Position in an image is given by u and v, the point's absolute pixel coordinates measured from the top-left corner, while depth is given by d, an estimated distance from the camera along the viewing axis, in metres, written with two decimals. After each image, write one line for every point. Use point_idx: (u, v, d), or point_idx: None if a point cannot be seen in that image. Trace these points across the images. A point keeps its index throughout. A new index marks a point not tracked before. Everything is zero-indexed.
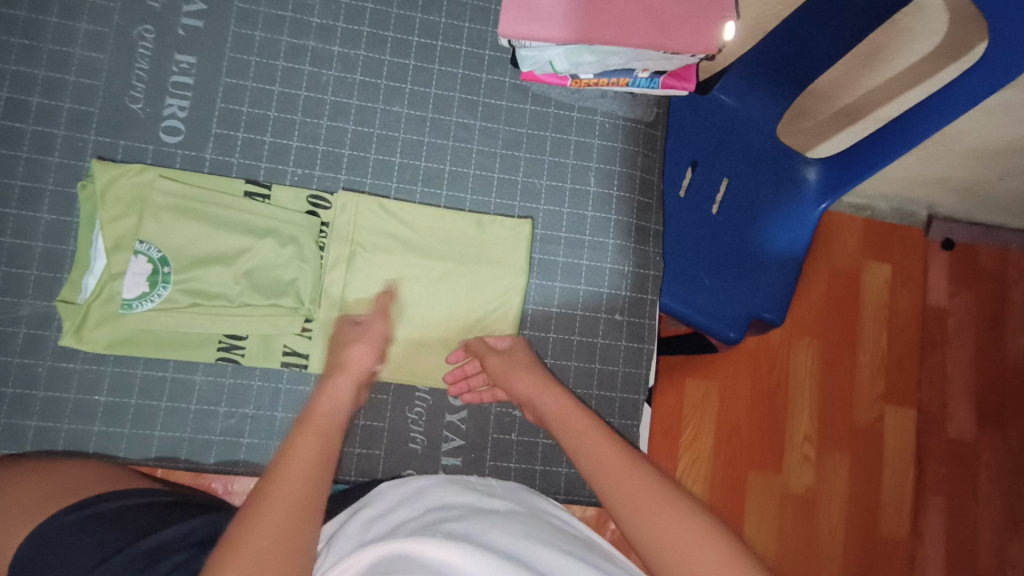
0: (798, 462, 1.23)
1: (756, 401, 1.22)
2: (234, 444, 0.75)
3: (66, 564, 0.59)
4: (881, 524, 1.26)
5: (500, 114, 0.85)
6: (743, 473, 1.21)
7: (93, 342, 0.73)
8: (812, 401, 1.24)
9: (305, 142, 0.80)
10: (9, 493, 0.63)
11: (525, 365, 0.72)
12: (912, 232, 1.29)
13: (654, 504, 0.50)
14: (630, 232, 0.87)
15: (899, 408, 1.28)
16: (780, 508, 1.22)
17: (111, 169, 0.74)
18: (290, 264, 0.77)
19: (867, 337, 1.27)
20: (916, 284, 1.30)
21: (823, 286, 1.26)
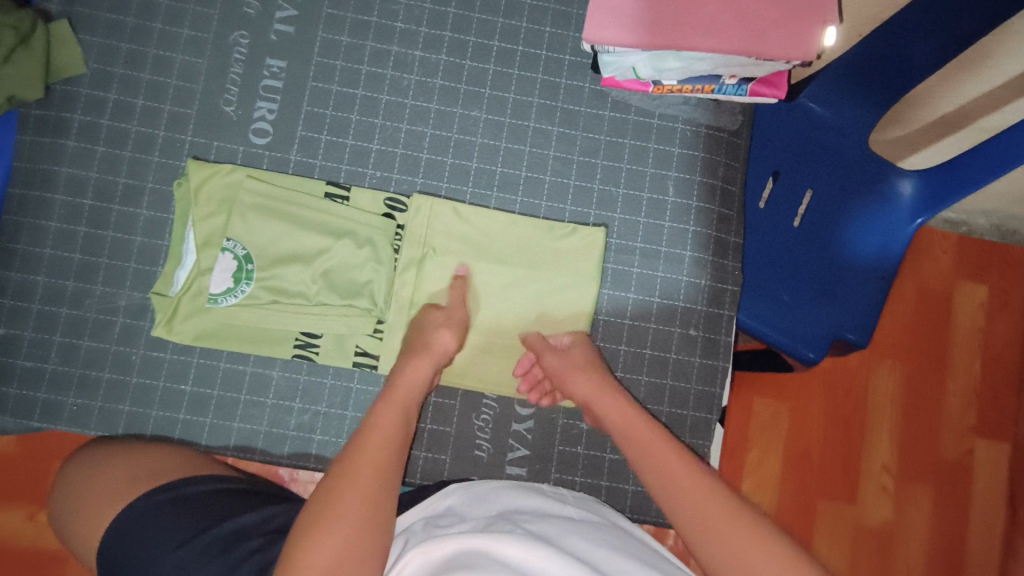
0: (876, 493, 1.12)
1: (830, 424, 1.13)
2: (306, 439, 0.77)
3: (147, 541, 0.61)
4: (968, 568, 1.13)
5: (578, 120, 0.84)
6: (814, 501, 1.11)
7: (181, 334, 0.76)
8: (893, 428, 1.13)
9: (385, 145, 0.82)
10: (106, 474, 0.69)
11: (585, 365, 0.72)
12: (1012, 252, 1.18)
13: (717, 514, 0.52)
14: (707, 245, 0.84)
15: (993, 441, 1.15)
16: (853, 541, 1.11)
17: (204, 169, 0.77)
18: (366, 265, 0.79)
19: (958, 363, 1.16)
20: (1015, 309, 1.18)
21: (910, 306, 1.16)
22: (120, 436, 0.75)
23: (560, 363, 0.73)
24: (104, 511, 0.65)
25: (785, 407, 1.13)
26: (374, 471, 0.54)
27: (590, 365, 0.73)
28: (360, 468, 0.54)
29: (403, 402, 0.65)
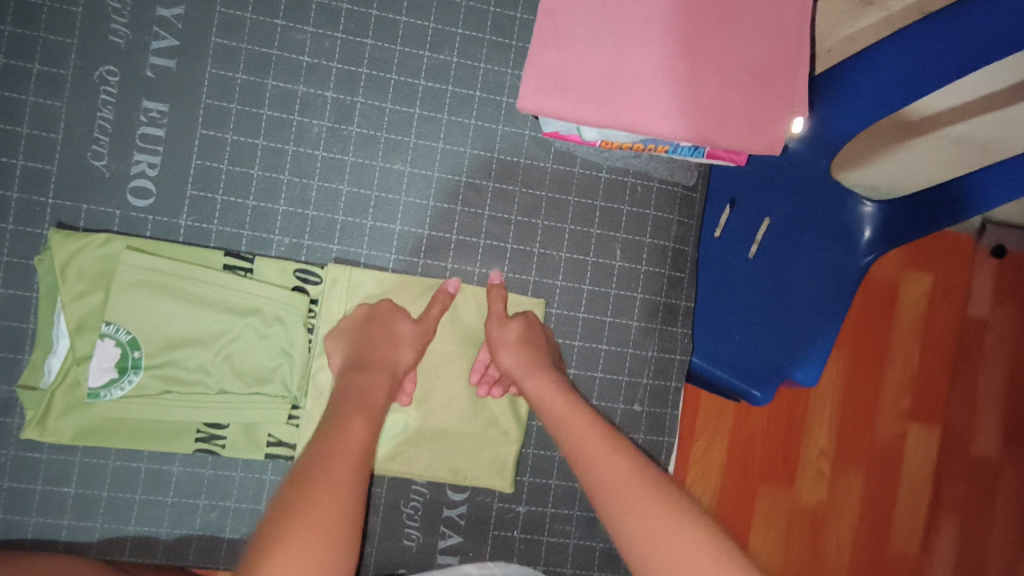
0: (810, 479, 1.04)
1: (770, 413, 1.03)
2: (215, 540, 0.70)
3: None
4: (892, 545, 1.07)
5: (517, 173, 0.74)
6: (750, 488, 1.03)
7: (58, 434, 0.66)
8: (830, 414, 1.05)
9: (293, 206, 0.71)
10: None
11: (534, 355, 0.67)
12: (959, 238, 1.05)
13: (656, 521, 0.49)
14: (655, 312, 0.77)
15: (925, 425, 1.07)
16: (787, 525, 1.04)
17: (69, 241, 0.65)
18: (274, 348, 0.70)
19: (900, 347, 1.06)
20: (960, 296, 1.06)
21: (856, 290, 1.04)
22: None
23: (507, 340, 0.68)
24: None
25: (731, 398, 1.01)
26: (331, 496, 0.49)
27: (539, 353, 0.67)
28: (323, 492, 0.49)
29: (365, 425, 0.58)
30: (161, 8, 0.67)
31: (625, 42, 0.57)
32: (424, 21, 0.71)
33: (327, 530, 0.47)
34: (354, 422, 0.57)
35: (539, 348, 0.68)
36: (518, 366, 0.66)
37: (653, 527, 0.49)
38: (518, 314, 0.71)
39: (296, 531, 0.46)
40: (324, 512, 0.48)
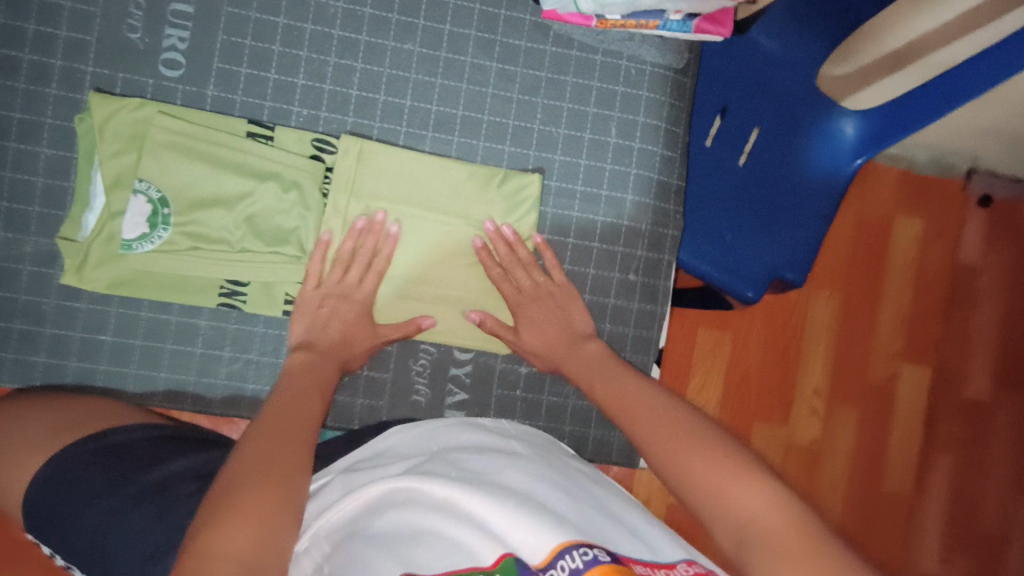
0: (806, 415, 1.19)
1: (769, 351, 1.18)
2: (239, 388, 0.76)
3: (81, 490, 0.63)
4: (884, 478, 1.23)
5: (518, 56, 0.79)
6: (750, 423, 1.17)
7: (95, 282, 0.72)
8: (825, 354, 1.20)
9: (311, 80, 0.76)
10: (32, 418, 0.68)
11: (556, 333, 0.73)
12: (949, 186, 1.21)
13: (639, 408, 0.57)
14: (649, 188, 0.83)
15: (915, 365, 1.23)
16: (785, 456, 1.19)
17: (107, 103, 0.71)
18: (293, 211, 0.76)
19: (892, 290, 1.21)
20: (951, 241, 1.22)
21: (850, 236, 1.20)
22: (39, 386, 0.73)
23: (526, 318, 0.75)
24: (24, 465, 0.65)
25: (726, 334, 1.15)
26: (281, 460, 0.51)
27: (566, 327, 0.74)
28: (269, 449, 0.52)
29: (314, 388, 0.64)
30: None
31: None
32: None
33: (271, 468, 0.50)
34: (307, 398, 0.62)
35: (565, 317, 0.74)
36: (552, 350, 0.73)
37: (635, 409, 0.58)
38: (542, 282, 0.76)
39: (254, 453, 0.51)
40: (268, 454, 0.52)
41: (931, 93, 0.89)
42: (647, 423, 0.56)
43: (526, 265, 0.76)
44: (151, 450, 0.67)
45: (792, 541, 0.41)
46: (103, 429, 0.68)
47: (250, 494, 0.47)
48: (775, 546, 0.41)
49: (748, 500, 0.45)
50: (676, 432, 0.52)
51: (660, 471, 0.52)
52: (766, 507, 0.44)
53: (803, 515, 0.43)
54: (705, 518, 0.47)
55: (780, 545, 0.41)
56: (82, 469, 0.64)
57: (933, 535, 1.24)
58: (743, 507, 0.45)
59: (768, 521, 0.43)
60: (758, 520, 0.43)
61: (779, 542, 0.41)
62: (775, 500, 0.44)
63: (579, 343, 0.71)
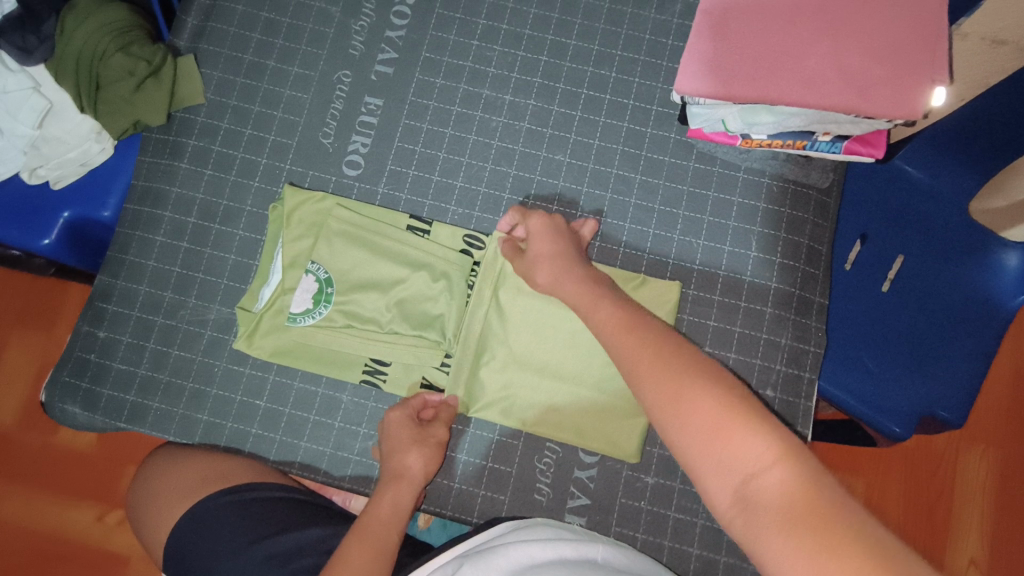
0: None
1: (912, 509, 1.09)
2: (368, 465, 0.78)
3: (219, 539, 0.68)
4: None
5: (661, 169, 0.84)
6: None
7: (260, 348, 0.79)
8: (982, 520, 1.08)
9: (469, 182, 0.84)
10: (189, 463, 0.75)
11: (568, 248, 0.72)
12: None
13: (666, 376, 0.51)
14: (790, 302, 0.81)
15: None
16: None
17: (299, 194, 0.81)
18: (439, 298, 0.80)
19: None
20: None
21: (1005, 386, 1.13)
22: (198, 444, 0.78)
23: (551, 262, 0.71)
24: (173, 508, 0.72)
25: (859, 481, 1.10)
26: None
27: (570, 244, 0.73)
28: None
29: (389, 519, 0.67)
30: (389, 31, 0.87)
31: (774, 28, 0.70)
32: (590, 45, 0.86)
33: None
34: (358, 537, 0.63)
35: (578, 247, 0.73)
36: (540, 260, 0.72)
37: (660, 385, 0.51)
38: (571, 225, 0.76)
39: None
40: None
41: None
42: (631, 354, 0.55)
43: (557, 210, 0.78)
44: (277, 513, 0.71)
45: (802, 503, 0.42)
46: (239, 484, 0.72)
47: None
48: (783, 507, 0.43)
49: (746, 449, 0.46)
50: (661, 368, 0.52)
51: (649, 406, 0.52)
52: (765, 456, 0.45)
53: (797, 457, 0.45)
54: (698, 465, 0.48)
55: (791, 506, 0.43)
56: (222, 519, 0.69)
57: None
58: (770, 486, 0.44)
59: (769, 475, 0.44)
60: (761, 472, 0.45)
61: (789, 504, 0.43)
62: (773, 446, 0.45)
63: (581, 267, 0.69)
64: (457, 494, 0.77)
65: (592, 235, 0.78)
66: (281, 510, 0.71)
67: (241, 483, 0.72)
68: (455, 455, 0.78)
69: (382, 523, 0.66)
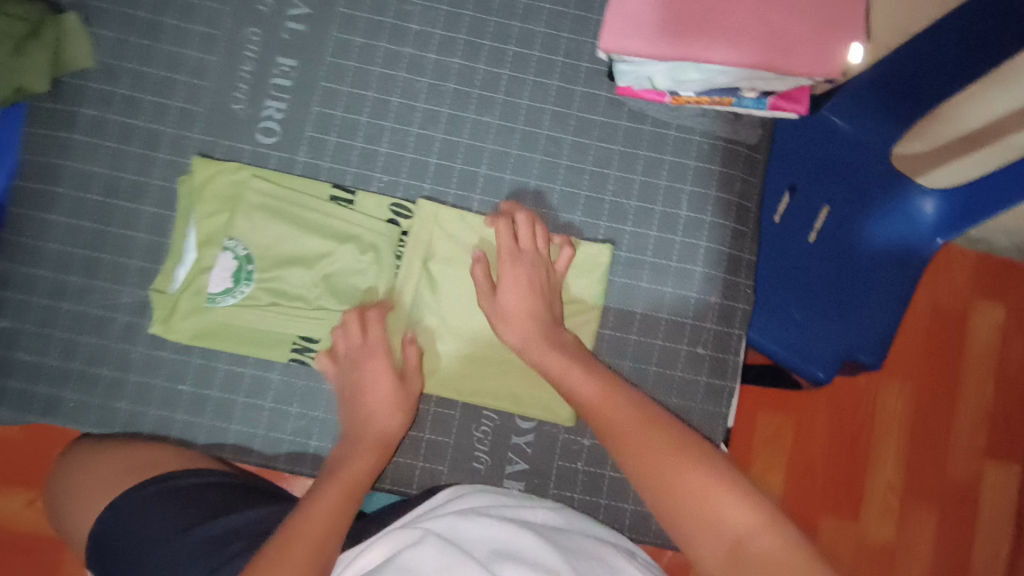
0: (879, 512, 1.15)
1: (837, 441, 1.16)
2: (303, 444, 0.77)
3: (147, 529, 0.65)
4: None
5: (592, 130, 0.82)
6: (816, 516, 1.14)
7: (179, 332, 0.75)
8: (899, 447, 1.17)
9: (394, 148, 0.80)
10: (111, 457, 0.71)
11: (541, 310, 0.72)
12: None
13: (656, 445, 0.54)
14: (719, 261, 0.82)
15: (1000, 465, 1.19)
16: (855, 558, 1.14)
17: (210, 166, 0.76)
18: (368, 271, 0.78)
19: (969, 384, 1.19)
20: None
21: (923, 323, 1.19)
22: (120, 434, 0.75)
23: (524, 326, 0.71)
24: (95, 503, 0.68)
25: (790, 419, 1.15)
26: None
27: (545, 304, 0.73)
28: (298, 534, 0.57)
29: (354, 476, 0.67)
30: None
31: None
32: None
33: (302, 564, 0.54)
34: (330, 488, 0.64)
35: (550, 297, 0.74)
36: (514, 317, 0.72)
37: (654, 450, 0.53)
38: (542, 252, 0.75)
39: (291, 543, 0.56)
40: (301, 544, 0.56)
41: (1014, 175, 0.88)
42: (614, 420, 0.58)
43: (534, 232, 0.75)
44: (214, 497, 0.68)
45: (789, 563, 0.43)
46: (170, 471, 0.70)
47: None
48: (771, 566, 0.43)
49: (734, 511, 0.47)
50: (651, 441, 0.54)
51: (633, 476, 0.53)
52: (756, 519, 0.46)
53: (782, 523, 0.46)
54: (686, 527, 0.48)
55: (775, 565, 0.43)
56: (149, 508, 0.66)
57: None
58: (756, 546, 0.45)
59: (760, 538, 0.45)
60: (751, 535, 0.45)
61: (778, 564, 0.43)
62: (761, 511, 0.47)
63: (557, 331, 0.71)
64: (395, 467, 0.77)
65: (568, 263, 0.77)
66: (219, 494, 0.69)
67: (169, 471, 0.69)
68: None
69: (355, 482, 0.66)
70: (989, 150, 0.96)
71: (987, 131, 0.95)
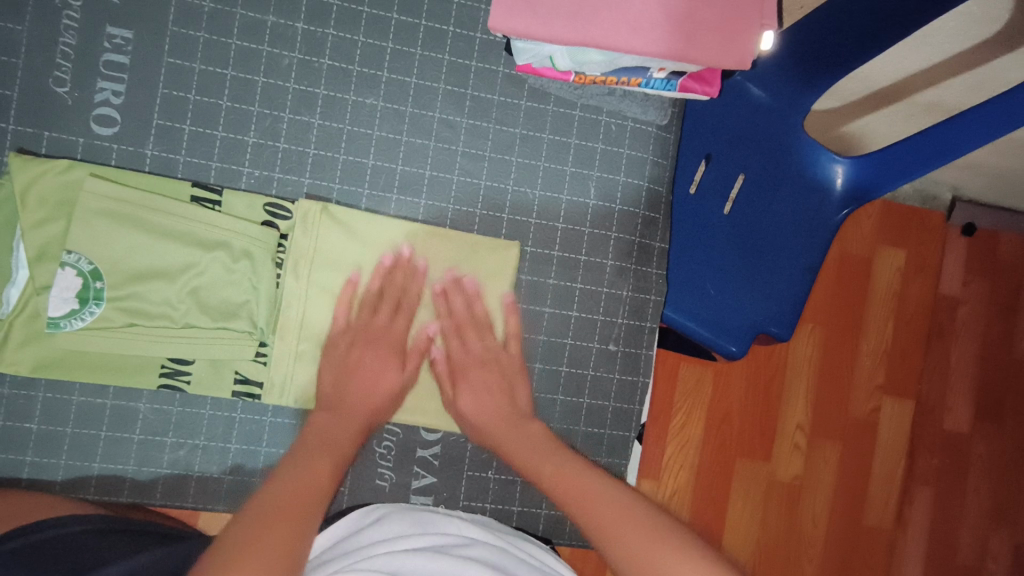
0: (787, 451, 1.20)
1: (751, 389, 1.19)
2: (183, 477, 0.70)
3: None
4: (865, 514, 1.25)
5: (491, 111, 0.74)
6: (731, 461, 1.18)
7: (16, 364, 0.64)
8: (807, 390, 1.21)
9: (263, 138, 0.70)
10: None
11: (506, 404, 0.69)
12: (932, 217, 1.24)
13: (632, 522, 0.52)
14: (630, 252, 0.77)
15: (897, 400, 1.25)
16: (766, 494, 1.20)
17: (32, 165, 0.63)
18: (243, 282, 0.68)
19: (872, 325, 1.23)
20: (934, 274, 1.25)
21: (832, 275, 1.21)
22: None
23: (490, 424, 0.68)
24: None
25: (708, 371, 1.17)
26: (278, 546, 0.45)
27: (509, 399, 0.69)
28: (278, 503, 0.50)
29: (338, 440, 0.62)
30: None
31: None
32: None
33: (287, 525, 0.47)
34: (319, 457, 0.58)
35: (509, 388, 0.70)
36: (485, 420, 0.68)
37: (626, 528, 0.51)
38: (495, 347, 0.72)
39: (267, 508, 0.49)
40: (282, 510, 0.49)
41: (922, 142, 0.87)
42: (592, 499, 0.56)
43: (477, 322, 0.72)
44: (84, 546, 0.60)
45: None
46: (32, 522, 0.60)
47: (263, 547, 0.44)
48: None
49: None
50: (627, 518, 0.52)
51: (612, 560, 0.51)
52: None
53: None
54: None
55: None
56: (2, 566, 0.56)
57: (915, 568, 1.27)
58: None
59: None
60: None
61: None
62: None
63: (524, 422, 0.68)
64: None
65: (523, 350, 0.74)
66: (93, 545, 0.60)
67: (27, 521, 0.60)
68: (285, 453, 0.72)
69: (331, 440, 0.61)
70: (898, 106, 0.96)
71: (899, 89, 0.94)
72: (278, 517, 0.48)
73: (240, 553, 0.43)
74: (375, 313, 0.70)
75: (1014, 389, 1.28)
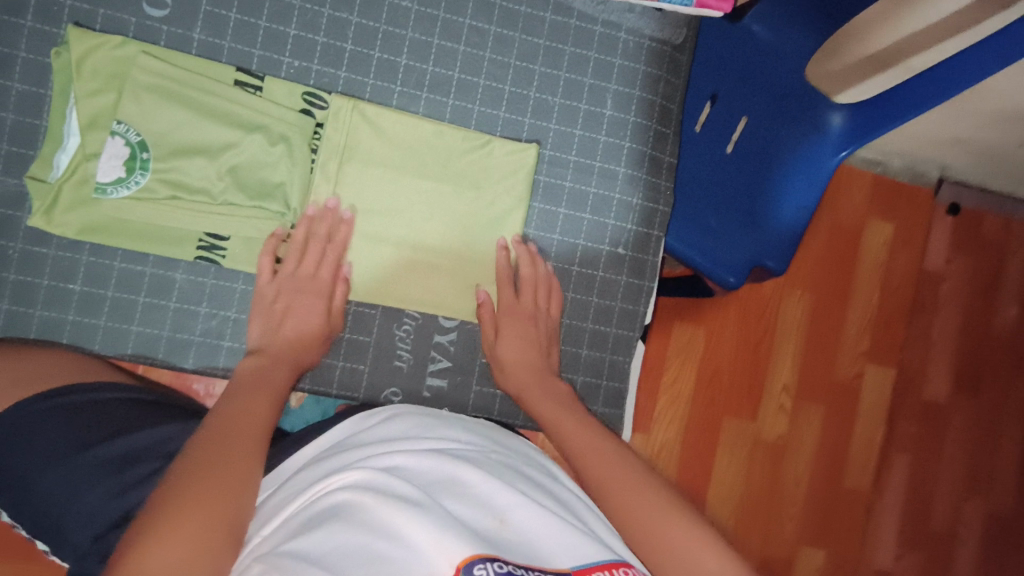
0: (773, 411, 1.25)
1: (741, 348, 1.24)
2: (215, 346, 0.74)
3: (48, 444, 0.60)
4: (846, 476, 1.30)
5: (517, 22, 0.78)
6: (718, 417, 1.22)
7: (63, 226, 0.68)
8: (795, 353, 1.26)
9: (304, 31, 0.74)
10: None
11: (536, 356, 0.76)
12: (921, 192, 1.29)
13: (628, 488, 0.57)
14: (642, 162, 0.82)
15: (880, 366, 1.30)
16: (751, 452, 1.25)
17: (87, 37, 0.67)
18: (279, 164, 0.72)
19: (859, 294, 1.29)
20: (919, 247, 1.30)
21: (823, 242, 1.26)
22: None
23: (526, 370, 0.74)
24: None
25: (701, 328, 1.21)
26: (210, 501, 0.48)
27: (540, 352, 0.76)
28: (215, 454, 0.52)
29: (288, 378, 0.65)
30: None
31: None
32: None
33: (221, 477, 0.50)
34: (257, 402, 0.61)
35: (546, 345, 0.77)
36: (520, 368, 0.75)
37: (626, 485, 0.57)
38: (542, 308, 0.78)
39: (204, 463, 0.51)
40: (216, 465, 0.51)
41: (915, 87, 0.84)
42: (599, 465, 0.60)
43: (538, 283, 0.78)
44: (118, 413, 0.64)
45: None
46: (60, 386, 0.63)
47: (198, 505, 0.47)
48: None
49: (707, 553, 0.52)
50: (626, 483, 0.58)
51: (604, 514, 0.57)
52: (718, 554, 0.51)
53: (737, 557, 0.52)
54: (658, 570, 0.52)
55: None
56: (45, 424, 0.60)
57: (890, 530, 1.32)
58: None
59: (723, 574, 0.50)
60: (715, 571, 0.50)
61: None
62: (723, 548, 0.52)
63: (545, 376, 0.74)
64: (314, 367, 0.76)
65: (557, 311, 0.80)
66: (118, 410, 0.64)
67: (68, 385, 0.63)
68: None
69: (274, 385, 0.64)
70: (892, 71, 0.95)
71: (896, 51, 0.93)
72: (207, 473, 0.50)
73: (172, 513, 0.46)
74: (301, 260, 0.73)
75: (990, 366, 1.35)
